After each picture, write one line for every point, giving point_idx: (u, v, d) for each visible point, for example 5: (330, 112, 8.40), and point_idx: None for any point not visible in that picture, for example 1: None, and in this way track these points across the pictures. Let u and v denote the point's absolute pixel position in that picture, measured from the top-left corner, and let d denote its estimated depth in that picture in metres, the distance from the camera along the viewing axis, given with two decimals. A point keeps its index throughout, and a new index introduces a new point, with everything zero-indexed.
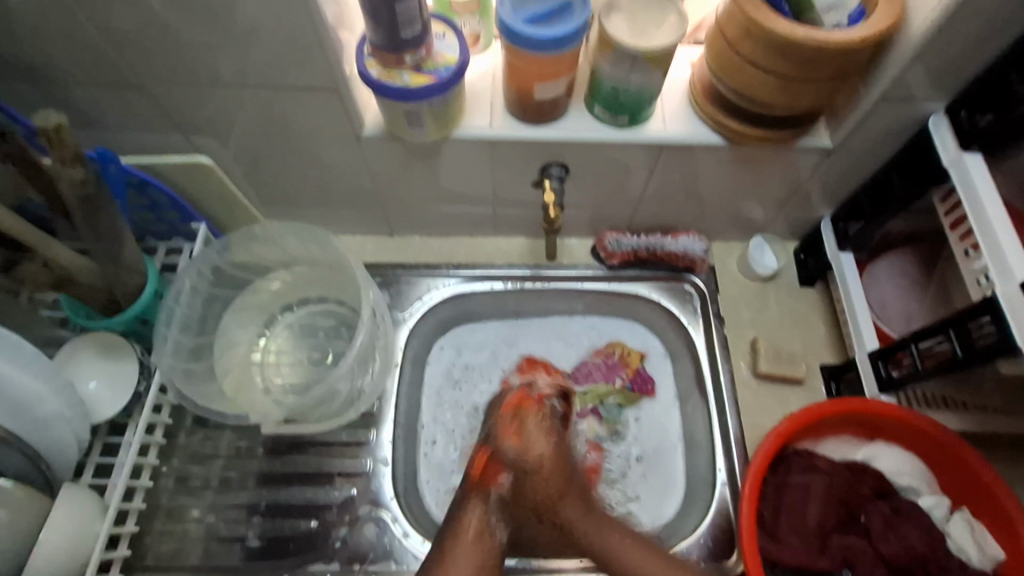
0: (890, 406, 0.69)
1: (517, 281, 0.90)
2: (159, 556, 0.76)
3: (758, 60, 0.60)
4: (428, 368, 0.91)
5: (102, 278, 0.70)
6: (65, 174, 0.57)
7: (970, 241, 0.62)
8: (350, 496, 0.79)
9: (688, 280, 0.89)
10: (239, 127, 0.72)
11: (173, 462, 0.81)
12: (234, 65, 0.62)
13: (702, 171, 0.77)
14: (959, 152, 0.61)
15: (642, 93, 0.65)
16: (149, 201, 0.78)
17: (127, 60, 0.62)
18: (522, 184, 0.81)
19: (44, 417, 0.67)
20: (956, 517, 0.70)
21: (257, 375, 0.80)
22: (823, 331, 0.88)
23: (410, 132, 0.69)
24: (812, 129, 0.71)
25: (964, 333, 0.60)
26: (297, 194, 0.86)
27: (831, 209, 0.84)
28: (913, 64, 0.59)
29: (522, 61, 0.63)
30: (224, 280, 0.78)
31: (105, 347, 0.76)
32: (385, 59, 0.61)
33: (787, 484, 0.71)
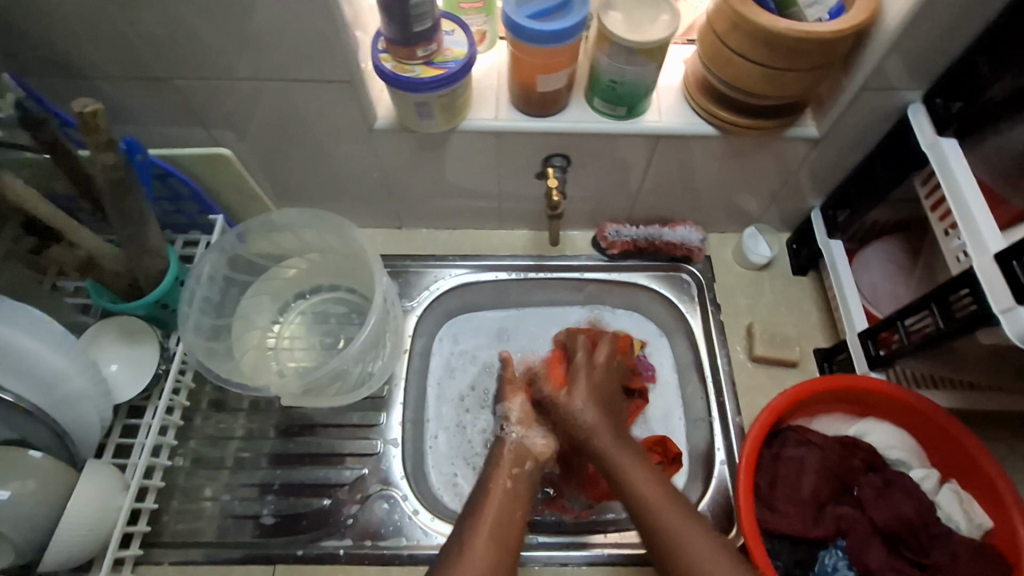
0: (880, 381, 0.72)
1: (521, 271, 0.94)
2: (176, 533, 0.79)
3: (745, 51, 0.64)
4: (432, 364, 0.94)
5: (126, 263, 0.73)
6: (98, 159, 0.61)
7: (949, 221, 0.65)
8: (361, 475, 0.82)
9: (685, 269, 0.93)
10: (257, 121, 0.76)
11: (189, 443, 0.84)
12: (256, 60, 0.66)
13: (698, 162, 0.81)
14: (936, 136, 0.66)
15: (639, 86, 0.69)
16: (171, 192, 0.82)
17: (158, 56, 0.66)
18: (526, 177, 0.85)
19: (70, 394, 0.70)
20: (946, 488, 0.72)
21: (272, 359, 0.83)
22: (816, 317, 0.91)
23: (419, 123, 0.73)
24: (800, 120, 0.75)
25: (946, 306, 0.64)
26: (310, 187, 0.90)
27: (820, 200, 0.88)
28: (890, 54, 0.63)
29: (527, 54, 0.67)
30: (242, 267, 0.81)
31: (127, 332, 0.80)
32: (398, 53, 0.66)
33: (782, 457, 0.74)
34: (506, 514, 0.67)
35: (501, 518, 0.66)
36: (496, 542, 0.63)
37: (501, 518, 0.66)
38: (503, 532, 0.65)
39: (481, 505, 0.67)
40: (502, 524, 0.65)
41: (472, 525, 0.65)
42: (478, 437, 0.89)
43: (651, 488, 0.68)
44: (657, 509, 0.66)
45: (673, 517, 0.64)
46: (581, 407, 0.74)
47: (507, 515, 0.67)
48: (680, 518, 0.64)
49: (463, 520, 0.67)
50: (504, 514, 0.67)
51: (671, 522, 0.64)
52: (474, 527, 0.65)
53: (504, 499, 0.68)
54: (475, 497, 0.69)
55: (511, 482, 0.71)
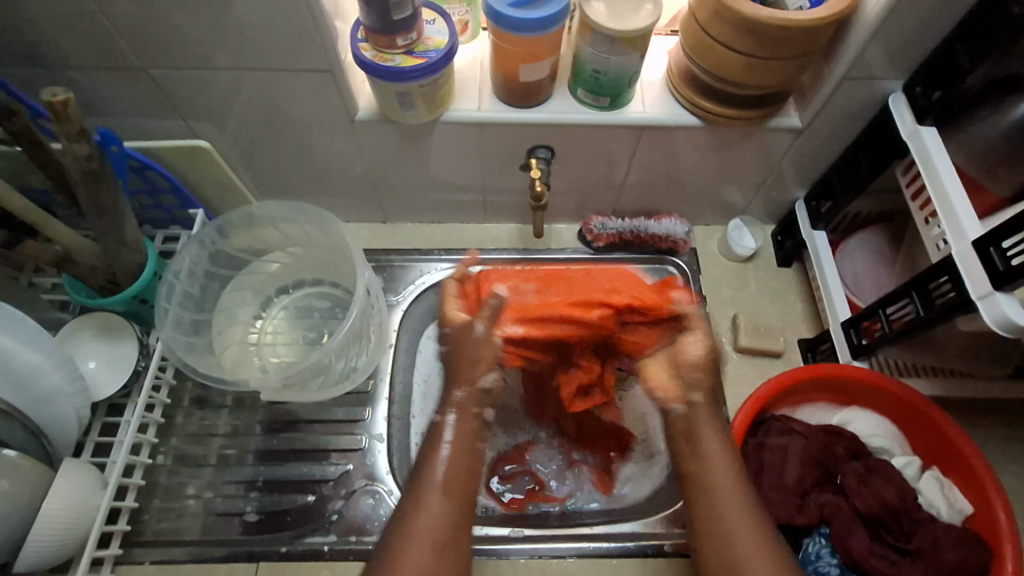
0: (862, 369, 0.73)
1: (507, 265, 0.94)
2: (157, 532, 0.78)
3: (726, 40, 0.64)
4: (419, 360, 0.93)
5: (103, 258, 0.72)
6: (71, 150, 0.59)
7: (929, 209, 0.66)
8: (346, 471, 0.81)
9: (672, 262, 0.93)
10: (237, 113, 0.75)
11: (171, 441, 0.83)
12: (234, 50, 0.65)
13: (682, 154, 0.81)
14: (916, 125, 0.66)
15: (622, 76, 0.69)
16: (149, 185, 0.81)
17: (134, 47, 0.65)
18: (510, 169, 0.85)
19: (45, 392, 0.69)
20: (928, 475, 0.73)
21: (254, 355, 0.82)
22: (800, 308, 0.92)
23: (402, 114, 0.72)
24: (782, 110, 0.75)
25: (926, 293, 0.64)
26: (292, 180, 0.89)
27: (804, 191, 0.88)
28: (870, 43, 0.63)
29: (510, 43, 0.66)
30: (221, 261, 0.80)
31: (105, 328, 0.78)
32: (378, 41, 0.65)
33: (766, 445, 0.74)
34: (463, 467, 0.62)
35: (455, 465, 0.62)
36: (449, 496, 0.60)
37: (455, 479, 0.61)
38: (458, 488, 0.61)
39: (428, 461, 0.62)
40: (456, 483, 0.61)
41: (418, 485, 0.61)
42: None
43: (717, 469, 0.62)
44: (714, 484, 0.60)
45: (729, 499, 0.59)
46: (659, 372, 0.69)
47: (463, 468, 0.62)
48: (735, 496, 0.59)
49: (410, 484, 0.62)
50: (460, 463, 0.62)
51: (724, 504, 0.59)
52: (422, 487, 0.60)
53: (457, 443, 0.63)
54: (424, 452, 0.63)
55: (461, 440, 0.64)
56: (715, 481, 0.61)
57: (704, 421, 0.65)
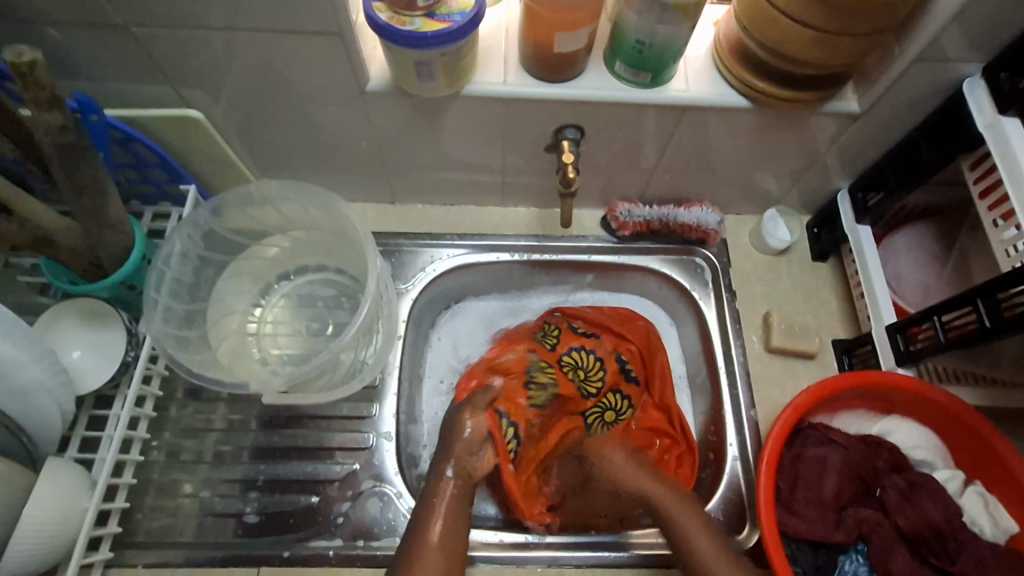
0: (910, 378, 0.68)
1: (523, 252, 0.87)
2: (150, 532, 0.73)
3: (793, 11, 0.56)
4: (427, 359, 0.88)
5: (85, 240, 0.64)
6: (41, 120, 0.51)
7: (1001, 210, 0.60)
8: (352, 471, 0.77)
9: (700, 254, 0.87)
10: (234, 80, 0.67)
11: (163, 436, 0.77)
12: (230, 9, 0.57)
13: (721, 139, 0.74)
14: (996, 115, 0.59)
15: (668, 48, 0.61)
16: (135, 158, 0.73)
17: (113, 0, 0.56)
18: (532, 149, 0.77)
19: (23, 387, 0.62)
20: (970, 489, 0.69)
21: (253, 346, 0.76)
22: (835, 306, 0.86)
23: (419, 86, 0.64)
24: (839, 92, 0.68)
25: (994, 303, 0.59)
26: (293, 155, 0.81)
27: (849, 181, 0.82)
28: (954, 20, 0.56)
29: (544, 8, 0.58)
30: (217, 244, 0.73)
31: (90, 314, 0.72)
32: (395, 2, 0.57)
33: (803, 456, 0.70)
34: (459, 513, 0.65)
35: (449, 519, 0.64)
36: (446, 549, 0.62)
37: (451, 522, 0.64)
38: (452, 537, 0.63)
39: (427, 514, 0.64)
40: (450, 530, 0.63)
41: (420, 532, 0.63)
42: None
43: (680, 509, 0.67)
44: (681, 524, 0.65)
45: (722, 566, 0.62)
46: (617, 458, 0.75)
47: (460, 513, 0.65)
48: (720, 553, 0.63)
49: (411, 527, 0.64)
50: (454, 510, 0.65)
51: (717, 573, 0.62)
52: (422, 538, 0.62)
53: (453, 502, 0.66)
54: (424, 499, 0.66)
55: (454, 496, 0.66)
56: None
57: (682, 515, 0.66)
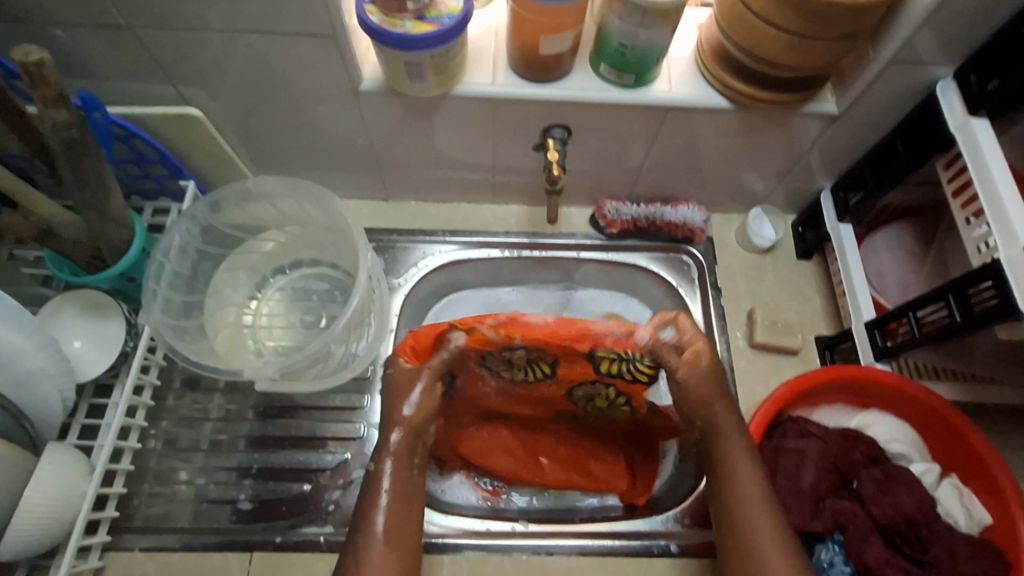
0: (887, 372, 0.70)
1: (514, 249, 0.90)
2: (147, 518, 0.75)
3: (769, 16, 0.59)
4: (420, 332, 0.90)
5: (88, 232, 0.67)
6: (48, 117, 0.54)
7: (973, 208, 0.62)
8: (343, 460, 0.79)
9: (687, 251, 0.89)
10: (233, 80, 0.69)
11: (161, 424, 0.79)
12: (229, 13, 0.60)
13: (704, 139, 0.76)
14: (966, 117, 0.61)
15: (651, 51, 0.63)
16: (136, 154, 0.76)
17: (117, 3, 0.59)
18: (521, 148, 0.80)
19: (26, 373, 0.64)
20: (946, 483, 0.71)
21: (249, 337, 0.78)
22: (818, 303, 0.88)
23: (409, 86, 0.67)
24: (819, 94, 0.70)
25: (964, 299, 0.61)
26: (290, 153, 0.84)
27: (831, 181, 0.84)
28: (924, 26, 0.58)
29: (530, 11, 0.61)
30: (215, 238, 0.76)
31: (91, 306, 0.74)
32: (386, 5, 0.59)
33: (782, 448, 0.72)
34: (404, 510, 0.61)
35: (395, 507, 0.61)
36: (391, 544, 0.59)
37: (398, 511, 0.61)
38: (399, 533, 0.60)
39: (375, 502, 0.61)
40: (397, 528, 0.60)
41: (368, 521, 0.60)
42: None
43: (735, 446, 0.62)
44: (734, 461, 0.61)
45: (749, 483, 0.60)
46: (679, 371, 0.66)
47: (405, 510, 0.61)
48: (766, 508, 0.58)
49: (356, 521, 0.60)
50: (397, 506, 0.61)
51: (743, 490, 0.60)
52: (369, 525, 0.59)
53: (395, 495, 0.61)
54: (363, 496, 0.62)
55: (407, 478, 0.63)
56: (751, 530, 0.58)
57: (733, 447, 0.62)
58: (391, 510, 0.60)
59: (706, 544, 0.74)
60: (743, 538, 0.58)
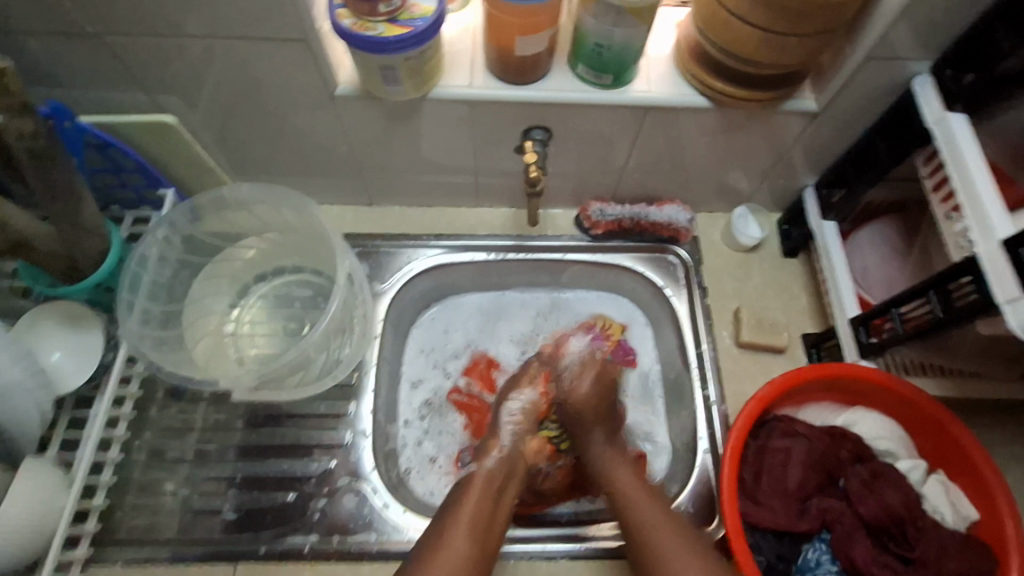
0: (871, 369, 0.70)
1: (499, 252, 0.89)
2: (131, 530, 0.74)
3: (743, 13, 0.58)
4: (411, 335, 0.90)
5: (62, 243, 0.65)
6: (13, 126, 0.53)
7: (951, 203, 0.62)
8: (329, 468, 0.78)
9: (673, 251, 0.89)
10: (207, 87, 0.69)
11: (144, 436, 0.79)
12: (198, 18, 0.59)
13: (685, 139, 0.76)
14: (943, 111, 0.61)
15: (627, 50, 0.63)
16: (112, 163, 0.75)
17: (85, 10, 0.58)
18: (503, 150, 0.79)
19: (1, 387, 0.64)
20: (933, 478, 0.71)
21: (230, 346, 0.78)
22: (805, 301, 0.88)
23: (386, 90, 0.66)
24: (797, 91, 0.70)
25: (945, 294, 0.61)
26: (270, 159, 0.83)
27: (814, 178, 0.84)
28: (899, 21, 0.58)
29: (504, 13, 0.60)
30: (194, 246, 0.75)
31: (69, 317, 0.73)
32: (358, 8, 0.58)
33: (768, 448, 0.71)
34: (488, 508, 0.66)
35: (480, 510, 0.66)
36: (475, 541, 0.63)
37: (478, 516, 0.65)
38: (482, 532, 0.64)
39: (458, 505, 0.66)
40: (481, 521, 0.64)
41: (449, 517, 0.65)
42: (444, 436, 0.85)
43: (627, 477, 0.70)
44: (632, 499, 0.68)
45: (649, 511, 0.66)
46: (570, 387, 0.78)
47: (489, 509, 0.66)
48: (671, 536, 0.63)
49: (432, 526, 0.65)
50: (485, 505, 0.66)
51: (646, 515, 0.66)
52: (454, 520, 0.64)
53: (481, 498, 0.67)
54: (457, 492, 0.68)
55: (489, 494, 0.68)
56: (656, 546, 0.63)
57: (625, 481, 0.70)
58: (475, 512, 0.65)
59: None
60: (654, 555, 0.62)
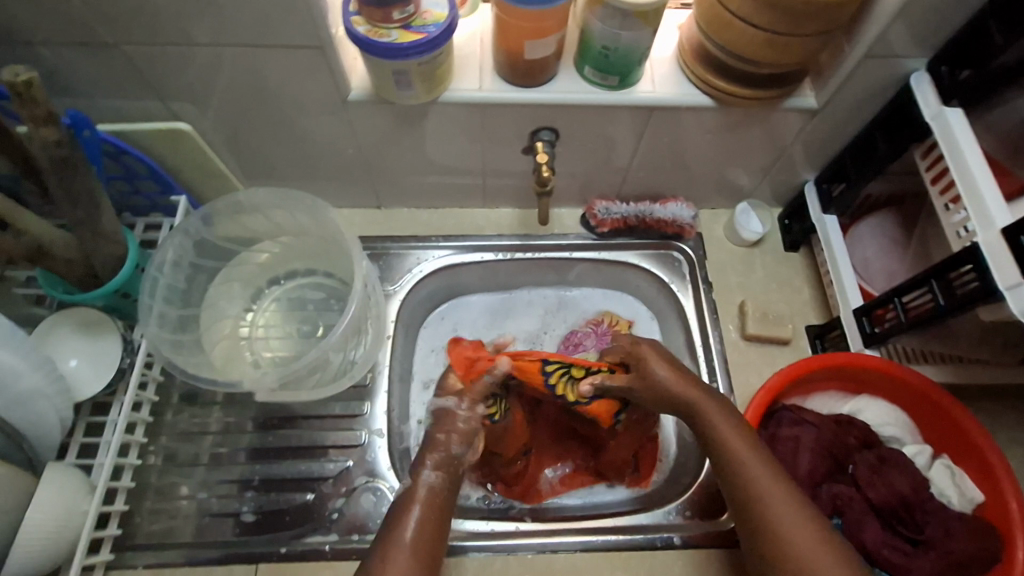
0: (876, 358, 0.72)
1: (507, 252, 0.90)
2: (150, 534, 0.75)
3: (747, 15, 0.60)
4: (423, 334, 0.92)
5: (80, 250, 0.66)
6: (38, 136, 0.54)
7: (951, 194, 0.64)
8: (345, 468, 0.79)
9: (677, 247, 0.90)
10: (221, 94, 0.70)
11: (160, 440, 0.79)
12: (215, 28, 0.60)
13: (689, 137, 0.78)
14: (940, 107, 0.63)
15: (632, 52, 0.65)
16: (126, 170, 0.76)
17: (104, 22, 0.59)
18: (510, 151, 0.81)
19: (23, 394, 0.64)
20: (938, 463, 0.73)
21: (246, 349, 0.79)
22: (808, 294, 0.90)
23: (398, 95, 0.67)
24: (798, 89, 0.72)
25: (947, 283, 0.63)
26: (281, 164, 0.84)
27: (814, 174, 0.86)
28: (895, 21, 0.60)
29: (512, 16, 0.62)
30: (209, 252, 0.76)
31: (84, 324, 0.74)
32: (372, 15, 0.60)
33: (778, 436, 0.73)
34: (434, 520, 0.63)
35: (427, 522, 0.63)
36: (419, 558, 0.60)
37: (430, 523, 0.63)
38: (426, 547, 0.61)
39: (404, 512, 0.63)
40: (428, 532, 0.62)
41: (394, 521, 0.63)
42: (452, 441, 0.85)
43: (739, 439, 0.64)
44: (737, 459, 0.63)
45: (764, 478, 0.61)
46: (658, 368, 0.70)
47: (434, 520, 0.63)
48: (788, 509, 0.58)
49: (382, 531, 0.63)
50: (432, 520, 0.63)
51: (772, 504, 0.59)
52: (398, 527, 0.62)
53: (428, 503, 0.65)
54: (400, 503, 0.65)
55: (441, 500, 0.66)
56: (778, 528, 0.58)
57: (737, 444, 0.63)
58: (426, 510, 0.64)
59: (709, 533, 0.75)
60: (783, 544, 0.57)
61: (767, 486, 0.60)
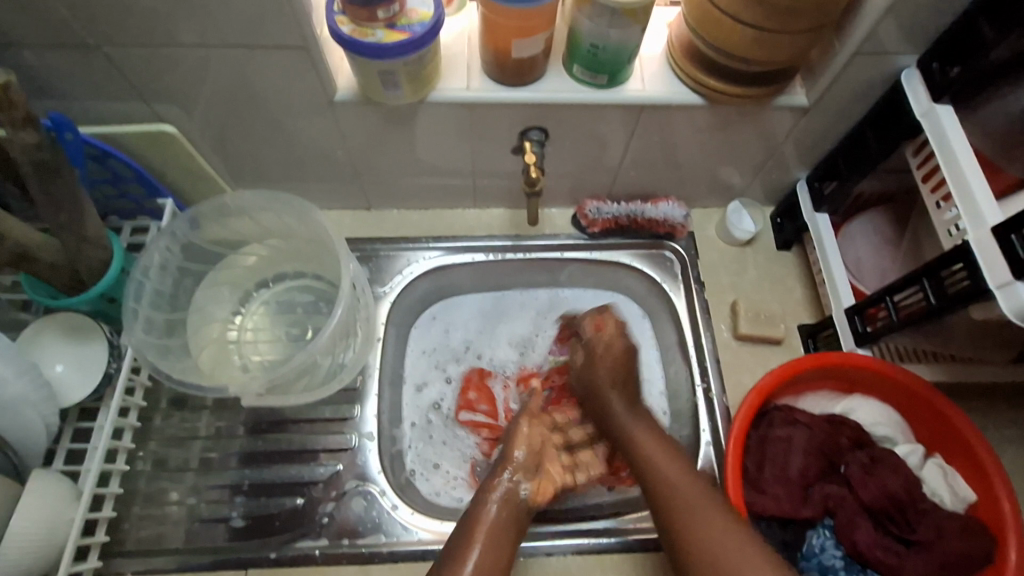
0: (868, 358, 0.71)
1: (498, 252, 0.90)
2: (139, 541, 0.74)
3: (736, 13, 0.60)
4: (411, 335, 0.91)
5: (64, 253, 0.65)
6: (17, 139, 0.53)
7: (942, 192, 0.64)
8: (336, 471, 0.78)
9: (669, 247, 0.90)
10: (205, 95, 0.69)
11: (149, 445, 0.78)
12: (198, 29, 0.60)
13: (680, 136, 0.77)
14: (931, 104, 0.63)
15: (622, 50, 0.64)
16: (112, 173, 0.75)
17: (85, 23, 0.58)
18: (501, 151, 0.80)
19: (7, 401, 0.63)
20: (930, 462, 0.73)
21: (234, 353, 0.78)
22: (800, 293, 0.90)
23: (385, 95, 0.67)
24: (789, 87, 0.71)
25: (937, 281, 0.62)
26: (268, 165, 0.83)
27: (806, 172, 0.85)
28: (885, 17, 0.59)
29: (500, 16, 0.61)
30: (195, 255, 0.75)
31: (69, 330, 0.73)
32: (357, 14, 0.59)
33: (770, 436, 0.73)
34: (497, 546, 0.63)
35: (493, 533, 0.64)
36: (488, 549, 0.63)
37: (495, 534, 0.64)
38: (494, 553, 0.63)
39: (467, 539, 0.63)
40: (497, 529, 0.65)
41: (467, 525, 0.65)
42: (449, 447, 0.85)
43: (655, 447, 0.69)
44: (665, 475, 0.65)
45: (667, 467, 0.66)
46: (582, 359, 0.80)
47: (498, 549, 0.63)
48: (707, 513, 0.60)
49: (460, 526, 0.66)
50: (500, 530, 0.65)
51: (673, 486, 0.64)
52: (468, 543, 0.63)
53: (495, 528, 0.65)
54: (465, 525, 0.65)
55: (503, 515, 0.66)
56: (684, 499, 0.62)
57: (657, 453, 0.68)
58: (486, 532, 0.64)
59: None
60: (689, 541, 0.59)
61: (674, 477, 0.65)
